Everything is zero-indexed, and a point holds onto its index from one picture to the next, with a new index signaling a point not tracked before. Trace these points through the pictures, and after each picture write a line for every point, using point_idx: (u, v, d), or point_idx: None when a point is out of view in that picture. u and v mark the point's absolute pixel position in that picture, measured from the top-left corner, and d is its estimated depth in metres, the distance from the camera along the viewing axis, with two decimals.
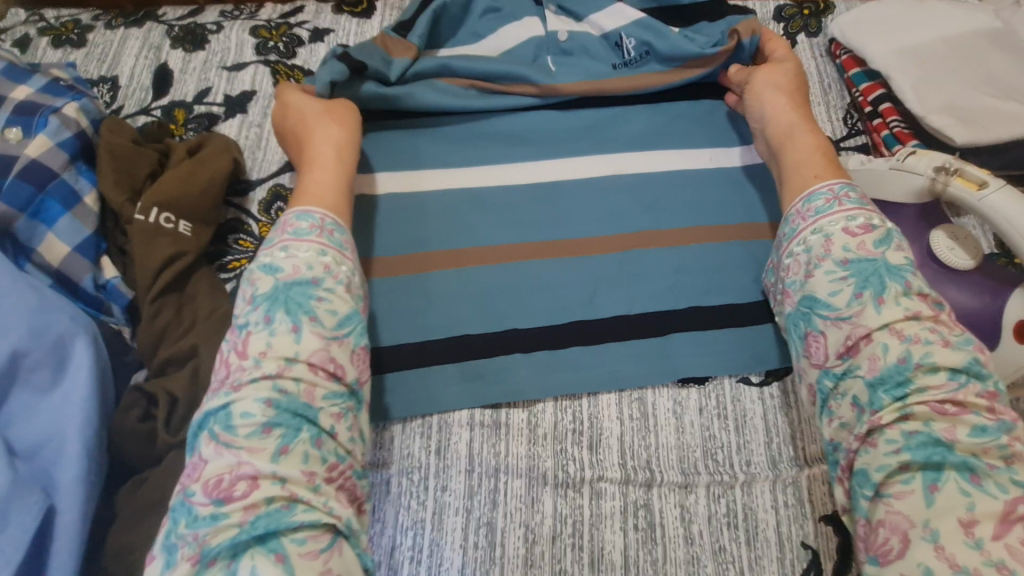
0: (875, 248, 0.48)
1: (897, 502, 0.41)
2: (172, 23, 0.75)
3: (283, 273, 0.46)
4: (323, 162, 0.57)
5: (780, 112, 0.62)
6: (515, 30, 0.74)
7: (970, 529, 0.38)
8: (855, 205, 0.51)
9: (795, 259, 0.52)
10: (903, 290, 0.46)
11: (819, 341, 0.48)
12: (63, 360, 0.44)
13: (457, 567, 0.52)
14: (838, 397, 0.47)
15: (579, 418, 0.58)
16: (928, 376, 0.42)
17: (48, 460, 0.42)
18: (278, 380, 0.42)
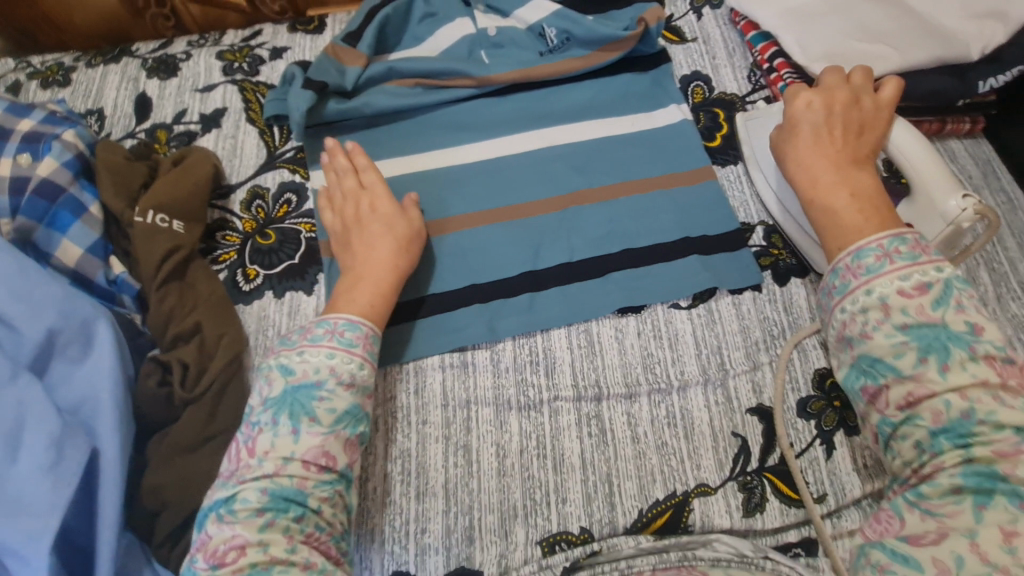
0: (934, 312, 0.46)
1: (950, 520, 0.40)
2: (146, 55, 0.85)
3: (295, 376, 0.53)
4: (370, 284, 0.61)
5: (814, 152, 0.59)
6: (450, 30, 0.84)
7: (1010, 537, 0.38)
8: (908, 261, 0.49)
9: (850, 316, 0.50)
10: (969, 355, 0.44)
11: (878, 393, 0.47)
12: (90, 337, 0.54)
13: (442, 483, 0.61)
14: (898, 439, 0.46)
15: (534, 351, 0.67)
16: (996, 433, 0.41)
17: (88, 415, 0.51)
18: (275, 478, 0.49)
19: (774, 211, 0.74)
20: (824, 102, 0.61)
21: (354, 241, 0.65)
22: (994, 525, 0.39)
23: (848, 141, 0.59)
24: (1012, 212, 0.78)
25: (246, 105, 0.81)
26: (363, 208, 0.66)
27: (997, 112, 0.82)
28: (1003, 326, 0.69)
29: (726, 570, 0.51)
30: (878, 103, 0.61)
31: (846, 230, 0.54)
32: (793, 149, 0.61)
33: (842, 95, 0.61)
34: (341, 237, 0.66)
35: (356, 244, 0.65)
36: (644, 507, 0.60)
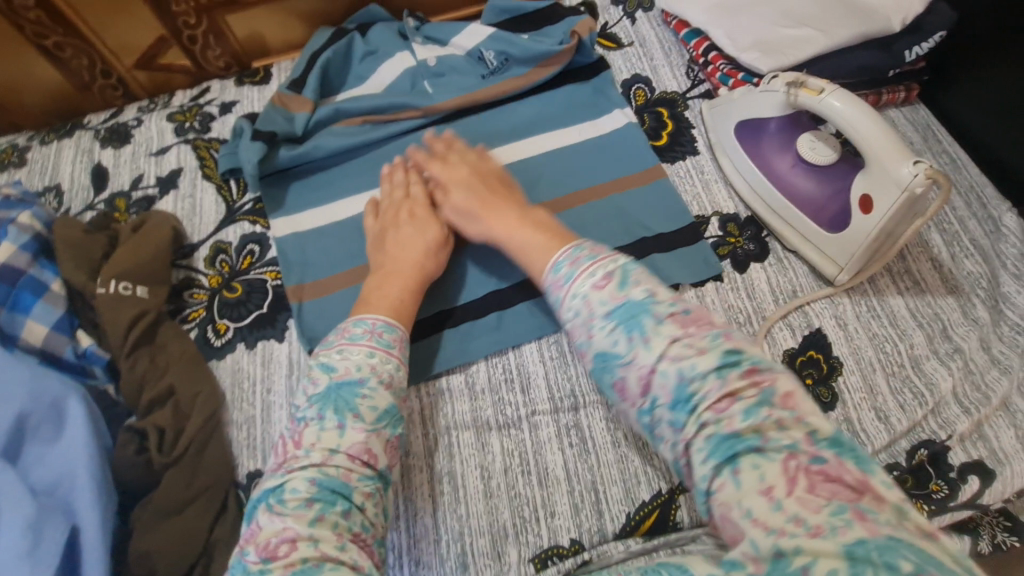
0: (621, 292, 0.50)
1: (720, 495, 0.41)
2: (98, 126, 0.86)
3: (338, 373, 0.53)
4: (397, 282, 0.63)
5: (488, 207, 0.65)
6: (391, 65, 0.85)
7: (769, 494, 0.39)
8: (591, 260, 0.54)
9: (572, 322, 0.53)
10: (656, 321, 0.48)
11: (623, 386, 0.49)
12: (61, 415, 0.54)
13: (431, 513, 0.61)
14: (656, 423, 0.47)
15: (508, 369, 0.68)
16: (702, 382, 0.45)
17: (65, 493, 0.52)
18: (323, 468, 0.47)
19: (743, 193, 0.77)
20: (473, 169, 0.69)
21: (388, 241, 0.67)
22: (750, 487, 0.40)
23: (508, 197, 0.67)
24: (955, 171, 0.80)
25: (201, 162, 0.82)
26: (402, 213, 0.69)
27: (929, 78, 0.85)
28: (959, 284, 0.71)
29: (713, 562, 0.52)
30: (496, 167, 0.71)
31: (532, 258, 0.60)
32: (474, 205, 0.66)
33: (465, 169, 0.69)
34: (376, 238, 0.68)
35: (389, 244, 0.67)
36: (631, 510, 0.60)
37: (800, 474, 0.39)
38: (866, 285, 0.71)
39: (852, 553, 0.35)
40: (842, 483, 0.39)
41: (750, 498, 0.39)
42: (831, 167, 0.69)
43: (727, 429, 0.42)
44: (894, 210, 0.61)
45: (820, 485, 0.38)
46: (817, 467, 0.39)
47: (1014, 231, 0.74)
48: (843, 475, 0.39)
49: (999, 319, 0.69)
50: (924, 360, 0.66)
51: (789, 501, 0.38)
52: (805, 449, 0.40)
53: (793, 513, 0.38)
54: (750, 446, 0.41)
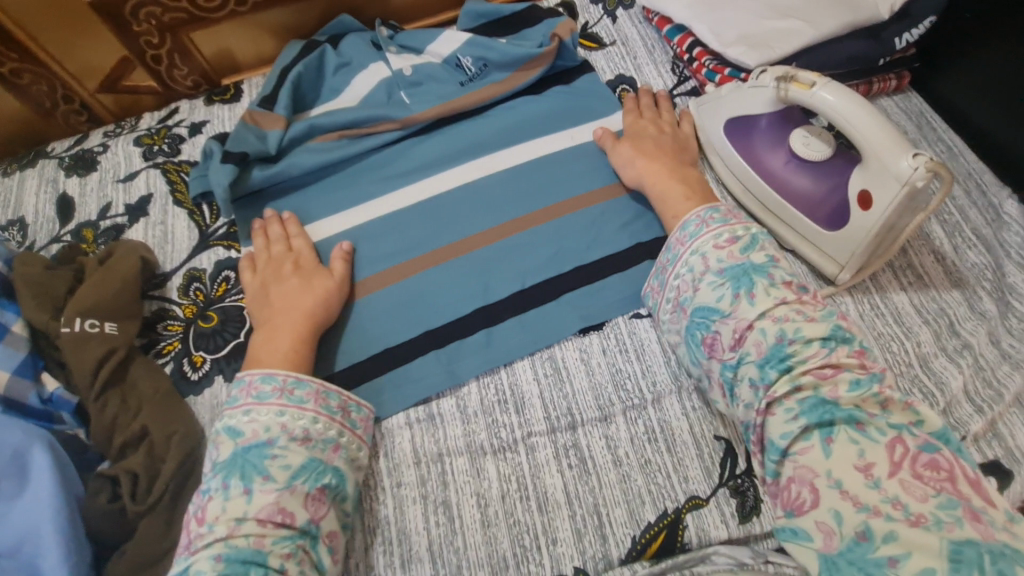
0: (742, 254, 0.58)
1: (802, 459, 0.49)
2: (62, 154, 0.82)
3: (244, 438, 0.54)
4: (280, 337, 0.60)
5: (646, 156, 0.71)
6: (366, 76, 0.82)
7: (867, 470, 0.46)
8: (720, 223, 0.61)
9: (682, 278, 0.61)
10: (769, 283, 0.56)
11: (714, 342, 0.56)
12: (24, 467, 0.51)
13: (426, 548, 0.58)
14: (738, 379, 0.54)
15: (500, 389, 0.65)
16: (805, 347, 0.52)
17: (30, 552, 0.49)
18: (230, 541, 0.48)
19: (736, 192, 0.74)
20: (654, 125, 0.76)
21: (273, 296, 0.65)
22: (845, 459, 0.47)
23: (664, 152, 0.72)
24: (952, 159, 0.77)
25: (171, 187, 0.79)
26: (285, 266, 0.67)
27: (920, 65, 0.83)
28: (963, 277, 0.69)
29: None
30: (679, 131, 0.77)
31: (674, 210, 0.67)
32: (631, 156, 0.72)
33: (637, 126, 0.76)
34: (258, 294, 0.66)
35: (273, 298, 0.64)
36: (637, 533, 0.57)
37: (905, 459, 0.46)
38: (868, 282, 0.69)
39: (959, 552, 0.41)
40: (952, 479, 0.45)
41: (840, 467, 0.47)
42: (827, 162, 0.66)
43: (828, 394, 0.50)
44: (896, 206, 0.59)
45: (929, 474, 0.45)
46: (929, 459, 0.46)
47: (1015, 218, 0.72)
48: (954, 472, 0.45)
49: (1007, 311, 0.66)
50: (933, 358, 0.64)
51: (891, 483, 0.45)
52: (915, 437, 0.47)
53: (893, 496, 0.45)
54: (850, 418, 0.48)
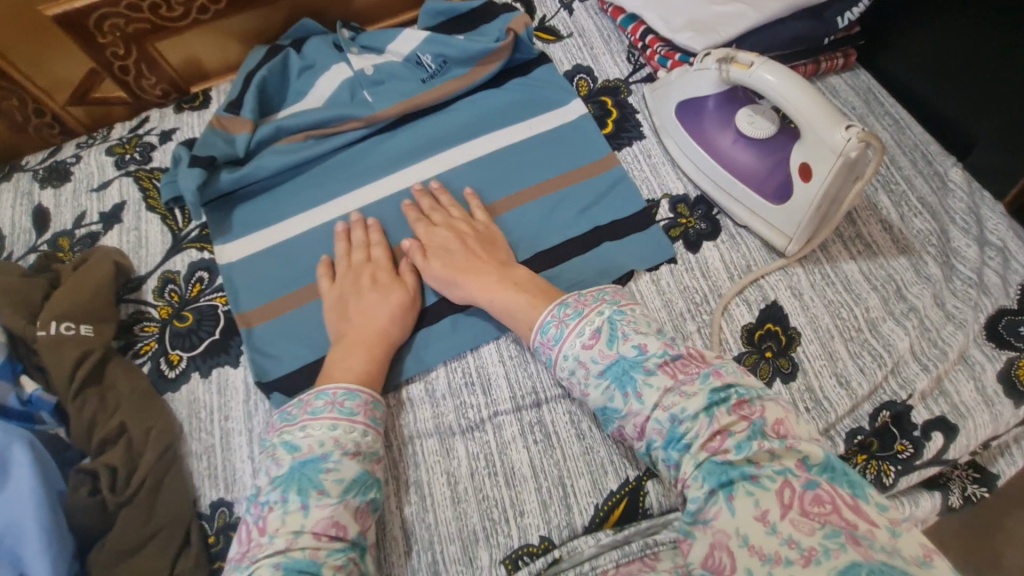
0: (610, 349, 0.54)
1: (717, 522, 0.44)
2: (37, 167, 0.84)
3: (301, 451, 0.52)
4: (361, 355, 0.61)
5: (464, 272, 0.66)
6: (329, 77, 0.84)
7: (765, 518, 0.43)
8: (577, 318, 0.57)
9: (567, 377, 0.57)
10: (645, 375, 0.52)
11: (622, 432, 0.54)
12: (5, 463, 0.53)
13: (398, 526, 0.60)
14: (656, 461, 0.52)
15: (468, 372, 0.68)
16: (693, 422, 0.48)
17: (13, 543, 0.50)
18: (288, 553, 0.47)
19: (690, 172, 0.77)
20: (452, 232, 0.69)
21: (353, 309, 0.66)
22: (746, 514, 0.43)
23: (488, 256, 0.67)
24: (900, 132, 0.80)
25: (144, 194, 0.81)
26: (364, 279, 0.67)
27: (865, 43, 0.85)
28: (910, 244, 0.71)
29: (674, 556, 0.54)
30: (477, 226, 0.71)
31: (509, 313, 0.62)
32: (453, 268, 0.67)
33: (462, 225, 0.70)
34: (337, 307, 0.66)
35: (353, 312, 0.65)
36: (600, 501, 0.60)
37: (794, 500, 0.43)
38: (819, 253, 0.71)
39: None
40: (837, 510, 0.42)
41: (746, 524, 0.43)
42: (771, 140, 0.69)
43: (722, 458, 0.46)
44: (833, 176, 0.61)
45: (815, 509, 0.42)
46: (811, 494, 0.43)
47: (960, 185, 0.75)
48: (838, 503, 0.42)
49: (951, 274, 0.69)
50: (881, 322, 0.67)
51: (786, 523, 0.42)
52: (797, 476, 0.44)
53: (788, 534, 0.41)
54: (744, 473, 0.45)
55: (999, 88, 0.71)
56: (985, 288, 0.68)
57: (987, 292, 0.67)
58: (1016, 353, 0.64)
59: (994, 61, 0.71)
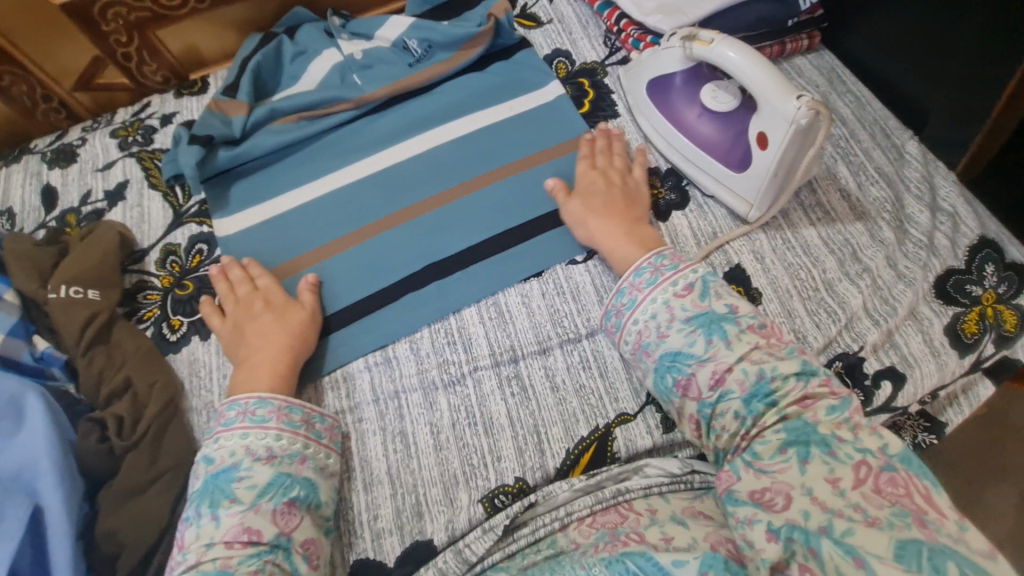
0: (703, 301, 0.59)
1: (780, 475, 0.46)
2: (44, 149, 0.89)
3: (214, 464, 0.56)
4: (255, 376, 0.62)
5: (598, 216, 0.70)
6: (320, 62, 0.89)
7: (836, 482, 0.44)
8: (672, 270, 0.62)
9: (644, 324, 0.61)
10: (738, 329, 0.57)
11: (689, 383, 0.56)
12: (21, 410, 0.57)
13: (385, 470, 0.65)
14: (719, 417, 0.54)
15: (450, 333, 0.72)
16: (784, 382, 0.52)
17: (29, 481, 0.55)
18: (199, 565, 0.50)
19: (660, 147, 0.81)
20: (602, 176, 0.73)
21: (248, 334, 0.67)
22: (816, 474, 0.45)
23: (622, 206, 0.71)
24: (861, 108, 0.84)
25: (146, 173, 0.85)
26: (256, 304, 0.68)
27: (829, 25, 0.90)
28: (866, 210, 0.76)
29: (663, 528, 0.52)
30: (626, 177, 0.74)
31: (623, 252, 0.67)
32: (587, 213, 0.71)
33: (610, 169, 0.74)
34: (233, 333, 0.67)
35: (249, 335, 0.66)
36: (571, 447, 0.64)
37: (870, 477, 0.44)
38: (780, 219, 0.76)
39: (902, 548, 0.39)
40: (909, 494, 0.43)
41: (813, 482, 0.45)
42: (732, 112, 0.73)
43: (812, 417, 0.49)
44: (787, 143, 0.66)
45: (888, 489, 0.43)
46: (886, 475, 0.44)
47: (916, 156, 0.79)
48: (911, 489, 0.43)
49: (904, 238, 0.73)
50: (837, 283, 0.71)
51: (856, 494, 0.43)
52: (876, 458, 0.45)
53: (855, 500, 0.43)
54: (826, 440, 0.47)
55: (945, 63, 0.75)
56: (934, 250, 0.72)
57: (936, 254, 0.72)
58: (961, 309, 0.69)
59: (937, 37, 0.75)
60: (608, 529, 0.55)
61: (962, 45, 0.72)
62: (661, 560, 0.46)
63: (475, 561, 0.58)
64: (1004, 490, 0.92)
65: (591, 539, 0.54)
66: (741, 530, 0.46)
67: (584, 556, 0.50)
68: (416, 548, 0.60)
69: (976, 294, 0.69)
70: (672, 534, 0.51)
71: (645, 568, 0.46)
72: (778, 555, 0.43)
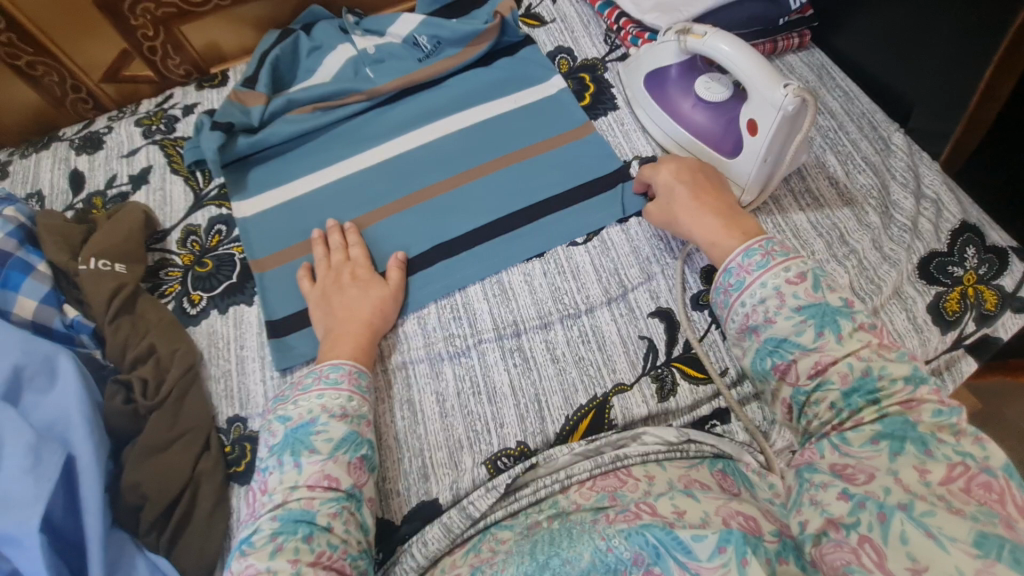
0: (817, 293, 0.54)
1: (870, 461, 0.44)
2: (73, 137, 0.94)
3: (292, 420, 0.57)
4: (343, 341, 0.66)
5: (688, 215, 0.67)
6: (335, 57, 0.94)
7: (924, 472, 0.41)
8: (784, 257, 0.57)
9: (751, 307, 0.56)
10: (854, 326, 0.51)
11: (788, 368, 0.52)
12: (54, 369, 0.61)
13: (394, 433, 0.68)
14: (813, 405, 0.50)
15: (456, 308, 0.76)
16: (894, 385, 0.47)
17: (62, 434, 0.58)
18: (285, 506, 0.51)
19: (658, 138, 0.86)
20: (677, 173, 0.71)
21: (336, 304, 0.71)
22: (905, 461, 0.42)
23: (712, 196, 0.68)
24: (849, 102, 0.88)
25: (168, 159, 0.90)
26: (344, 275, 0.73)
27: (819, 24, 0.94)
28: (853, 196, 0.79)
29: (673, 501, 0.50)
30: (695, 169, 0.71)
31: (716, 244, 0.64)
32: (676, 210, 0.69)
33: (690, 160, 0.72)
34: (321, 302, 0.71)
35: (336, 307, 0.70)
36: (570, 413, 0.68)
37: (963, 477, 0.40)
38: (771, 205, 0.80)
39: (983, 537, 0.35)
40: (1002, 501, 0.39)
41: (902, 467, 0.42)
42: (724, 102, 0.77)
43: (914, 417, 0.45)
44: (776, 128, 0.70)
45: (979, 491, 0.39)
46: (984, 479, 0.40)
47: (901, 146, 0.82)
48: (1007, 497, 0.39)
49: (889, 222, 0.77)
50: (825, 263, 0.75)
51: (943, 489, 0.40)
52: (976, 462, 0.41)
53: (940, 492, 0.39)
54: (925, 439, 0.43)
55: (928, 53, 0.79)
56: (918, 234, 0.76)
57: (919, 237, 0.75)
58: (944, 288, 0.72)
59: (918, 27, 0.79)
60: (608, 492, 0.56)
61: (943, 32, 0.76)
62: (681, 535, 0.42)
63: (480, 518, 0.60)
64: None
65: (591, 502, 0.55)
66: (811, 492, 0.44)
67: (602, 527, 0.47)
68: (422, 506, 0.64)
69: (958, 274, 0.72)
70: (684, 507, 0.49)
71: (665, 542, 0.42)
72: (842, 513, 0.41)
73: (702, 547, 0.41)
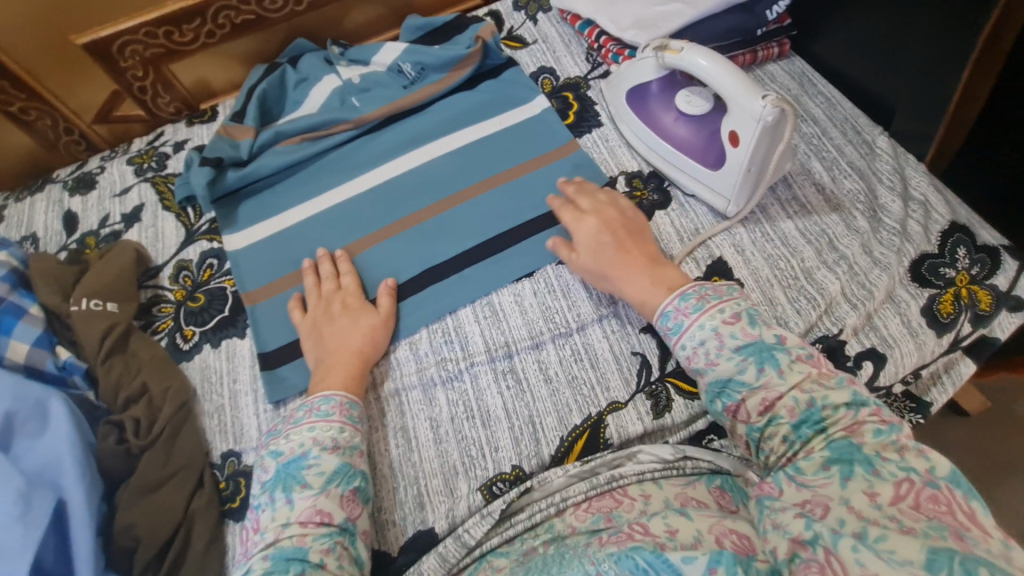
0: (753, 330, 0.54)
1: (822, 489, 0.43)
2: (66, 178, 0.96)
3: (284, 455, 0.57)
4: (332, 371, 0.66)
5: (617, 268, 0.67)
6: (321, 87, 0.95)
7: (874, 495, 0.41)
8: (718, 298, 0.58)
9: (692, 349, 0.56)
10: (791, 359, 0.51)
11: (738, 409, 0.52)
12: (45, 413, 0.61)
13: (389, 461, 0.67)
14: (767, 440, 0.50)
15: (447, 333, 0.76)
16: (836, 413, 0.47)
17: (54, 478, 0.58)
18: (276, 544, 0.51)
19: (642, 151, 0.86)
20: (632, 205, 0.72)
21: (326, 335, 0.71)
22: (854, 487, 0.42)
23: (637, 248, 0.68)
24: (831, 107, 0.88)
25: (160, 196, 0.91)
26: (335, 305, 0.73)
27: (798, 32, 0.95)
28: (841, 202, 0.79)
29: (665, 519, 0.48)
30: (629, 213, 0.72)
31: (645, 301, 0.63)
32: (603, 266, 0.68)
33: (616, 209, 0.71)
34: (311, 332, 0.71)
35: (326, 338, 0.70)
36: (565, 434, 0.67)
37: (910, 493, 0.40)
38: (759, 214, 0.80)
39: (933, 554, 0.35)
40: (952, 511, 0.39)
41: (852, 494, 0.42)
42: (705, 115, 0.78)
43: (857, 440, 0.45)
44: (757, 139, 0.70)
45: (928, 505, 0.40)
46: (929, 492, 0.40)
47: (886, 150, 0.82)
48: (954, 506, 0.39)
49: (878, 226, 0.77)
50: (815, 271, 0.74)
51: (894, 509, 0.40)
52: (920, 474, 0.41)
53: (891, 513, 0.40)
54: (869, 459, 0.43)
55: (907, 54, 0.79)
56: (908, 236, 0.75)
57: (909, 240, 0.75)
58: (937, 290, 0.71)
59: (897, 27, 0.79)
60: (603, 513, 0.56)
61: (920, 29, 0.76)
62: (671, 556, 0.41)
63: (476, 546, 0.59)
64: (1015, 488, 0.92)
65: (586, 524, 0.55)
66: (771, 516, 0.43)
67: (592, 551, 0.46)
68: (418, 537, 0.63)
69: (951, 276, 0.72)
70: (676, 526, 0.48)
71: (655, 565, 0.42)
72: (801, 530, 0.40)
73: (693, 568, 0.40)
